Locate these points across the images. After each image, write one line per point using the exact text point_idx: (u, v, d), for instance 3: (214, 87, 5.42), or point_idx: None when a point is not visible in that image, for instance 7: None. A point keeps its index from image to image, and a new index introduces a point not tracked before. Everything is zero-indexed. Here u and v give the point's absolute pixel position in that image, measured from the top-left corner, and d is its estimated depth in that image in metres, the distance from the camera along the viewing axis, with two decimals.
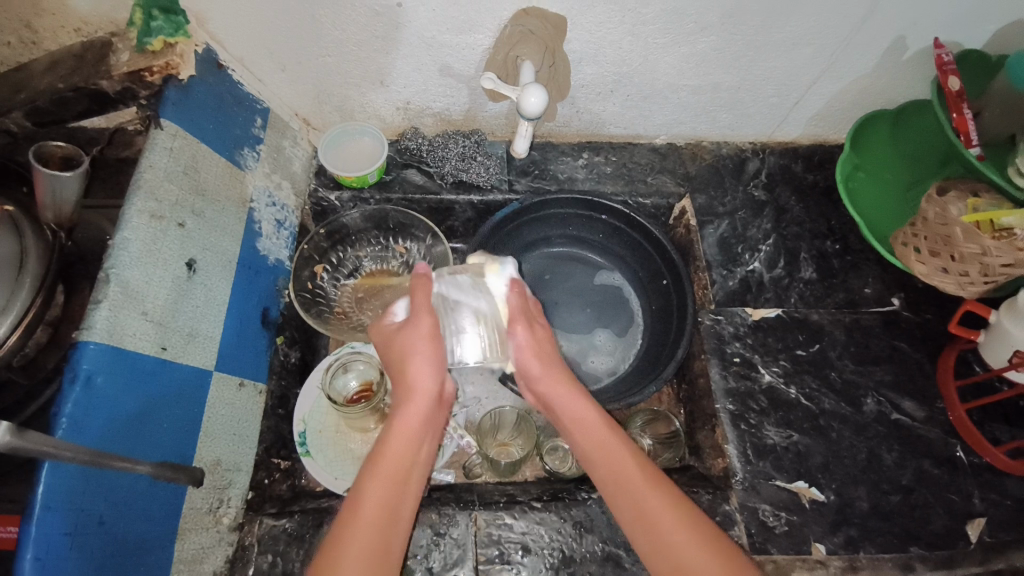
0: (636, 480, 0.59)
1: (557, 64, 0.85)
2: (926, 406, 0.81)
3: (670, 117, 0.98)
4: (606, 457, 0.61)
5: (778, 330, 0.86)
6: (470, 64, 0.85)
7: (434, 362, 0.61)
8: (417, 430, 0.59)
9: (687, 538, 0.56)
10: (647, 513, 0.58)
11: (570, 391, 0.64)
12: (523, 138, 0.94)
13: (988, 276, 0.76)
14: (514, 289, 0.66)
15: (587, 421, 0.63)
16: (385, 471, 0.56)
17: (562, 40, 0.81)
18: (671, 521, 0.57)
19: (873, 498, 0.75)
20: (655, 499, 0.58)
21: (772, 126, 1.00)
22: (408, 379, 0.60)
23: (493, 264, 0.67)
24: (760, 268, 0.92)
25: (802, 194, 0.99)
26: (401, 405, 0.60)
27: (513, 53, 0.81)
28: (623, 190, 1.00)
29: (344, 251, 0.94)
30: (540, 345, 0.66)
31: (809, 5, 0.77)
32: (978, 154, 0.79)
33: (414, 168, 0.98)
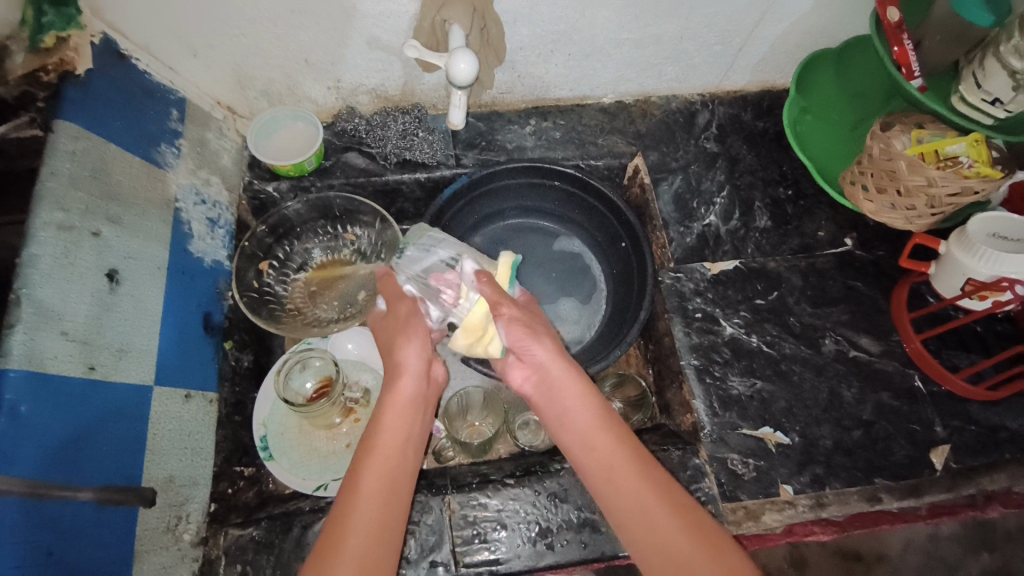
0: (622, 468, 0.59)
1: (488, 26, 0.79)
2: (883, 340, 0.83)
3: (616, 74, 0.95)
4: (592, 442, 0.60)
5: (736, 282, 0.87)
6: (397, 34, 0.80)
7: (421, 355, 0.62)
8: (406, 412, 0.60)
9: (669, 517, 0.56)
10: (625, 494, 0.57)
11: (561, 362, 0.62)
12: (458, 109, 0.85)
13: (935, 208, 0.75)
14: (485, 283, 0.61)
15: (580, 401, 0.62)
16: (378, 453, 0.57)
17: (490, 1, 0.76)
18: (650, 505, 0.57)
19: (836, 435, 0.77)
20: (637, 486, 0.58)
21: (717, 75, 0.98)
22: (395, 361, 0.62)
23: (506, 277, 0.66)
24: (715, 222, 0.92)
25: (753, 142, 0.98)
26: (391, 387, 0.61)
27: (440, 17, 0.74)
28: (574, 154, 0.97)
29: (291, 245, 0.91)
30: (531, 317, 0.64)
31: None
32: (920, 85, 0.77)
33: (355, 150, 0.93)
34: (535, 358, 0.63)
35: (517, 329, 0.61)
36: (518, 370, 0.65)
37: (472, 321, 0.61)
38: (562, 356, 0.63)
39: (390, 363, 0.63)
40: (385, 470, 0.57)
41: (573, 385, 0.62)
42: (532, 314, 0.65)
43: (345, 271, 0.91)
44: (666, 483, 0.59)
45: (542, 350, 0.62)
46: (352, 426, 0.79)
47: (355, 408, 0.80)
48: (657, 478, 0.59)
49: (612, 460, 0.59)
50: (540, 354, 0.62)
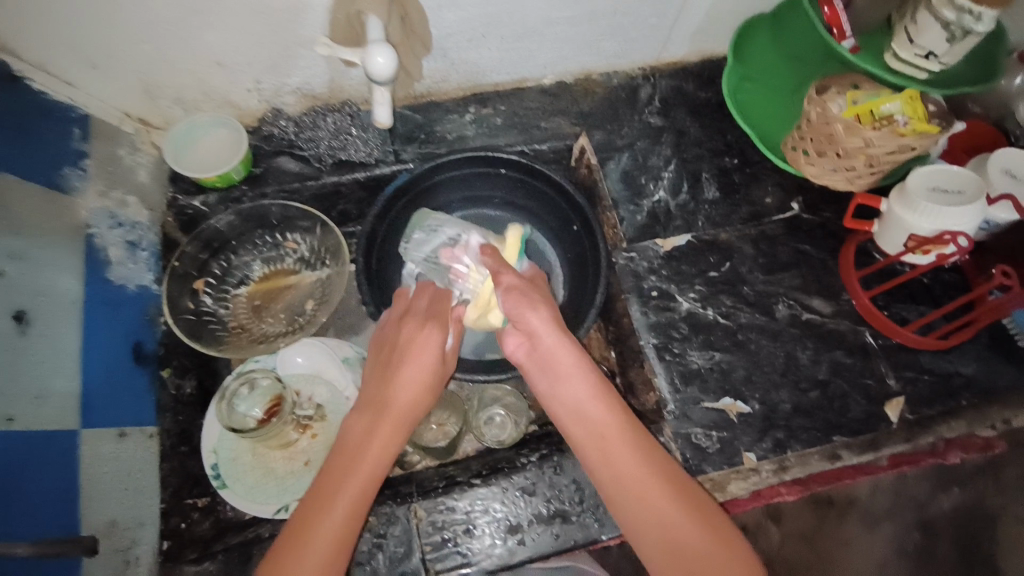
0: (616, 440, 0.62)
1: (409, 13, 0.76)
2: (834, 300, 0.84)
3: (553, 54, 0.92)
4: (591, 419, 0.63)
5: (690, 256, 0.87)
6: (314, 27, 0.75)
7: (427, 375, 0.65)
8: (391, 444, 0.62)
9: (659, 488, 0.60)
10: (620, 468, 0.60)
11: (558, 336, 0.67)
12: (382, 103, 0.73)
13: (874, 168, 0.75)
14: (489, 253, 0.77)
15: (576, 375, 0.65)
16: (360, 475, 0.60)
17: None
18: (643, 479, 0.60)
19: (795, 398, 0.77)
20: (633, 460, 0.60)
21: (656, 47, 0.96)
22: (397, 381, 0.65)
23: (517, 251, 0.81)
24: (664, 197, 0.91)
25: (698, 113, 0.97)
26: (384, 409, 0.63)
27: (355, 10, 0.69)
28: (518, 139, 0.95)
29: (228, 260, 0.89)
30: (531, 293, 0.71)
31: None
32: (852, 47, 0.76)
33: (286, 154, 0.89)
34: (534, 332, 0.67)
35: (518, 299, 0.69)
36: (513, 337, 0.69)
37: (482, 294, 0.78)
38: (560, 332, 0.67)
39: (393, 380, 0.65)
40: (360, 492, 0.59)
41: (570, 360, 0.66)
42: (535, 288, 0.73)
43: (290, 281, 0.91)
44: (661, 461, 0.61)
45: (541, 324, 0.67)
46: (311, 442, 0.76)
47: (312, 424, 0.77)
48: (653, 457, 0.61)
49: (607, 433, 0.62)
50: (537, 326, 0.67)
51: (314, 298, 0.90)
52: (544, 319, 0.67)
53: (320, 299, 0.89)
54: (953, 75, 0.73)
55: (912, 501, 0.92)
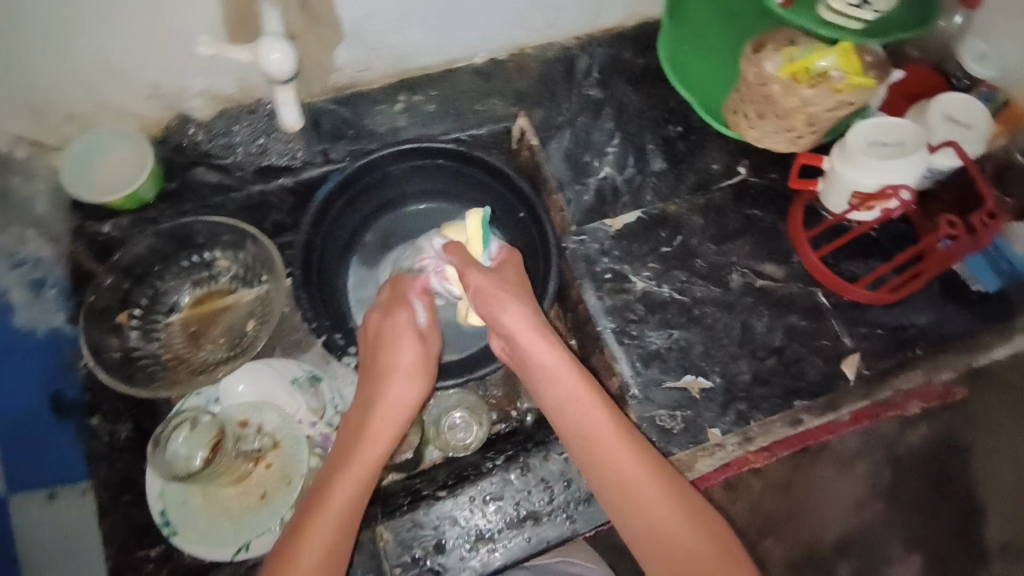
0: (603, 430, 0.65)
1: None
2: (786, 264, 0.83)
3: (480, 31, 0.87)
4: (574, 410, 0.66)
5: (640, 234, 0.85)
6: (207, 21, 0.69)
7: (415, 362, 0.67)
8: (384, 439, 0.64)
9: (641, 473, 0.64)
10: (607, 454, 0.64)
11: (533, 324, 0.69)
12: (287, 105, 0.75)
13: (815, 127, 0.72)
14: (452, 250, 0.73)
15: (564, 376, 0.68)
16: (354, 471, 0.62)
17: None
18: (630, 464, 0.64)
19: (753, 367, 0.77)
20: (619, 447, 0.64)
21: (588, 14, 0.91)
22: (382, 380, 0.66)
23: (479, 242, 0.75)
24: (610, 173, 0.88)
25: (637, 83, 0.93)
26: (373, 407, 0.65)
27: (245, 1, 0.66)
28: (453, 126, 0.90)
29: (154, 287, 0.84)
30: (504, 286, 0.71)
31: None
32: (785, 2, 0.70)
33: (203, 165, 0.82)
34: (514, 334, 0.69)
35: (488, 294, 0.70)
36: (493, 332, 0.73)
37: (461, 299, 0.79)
38: (539, 330, 0.69)
39: (381, 377, 0.67)
40: (358, 489, 0.61)
41: (554, 352, 0.68)
42: (507, 280, 0.72)
43: (227, 301, 0.85)
44: (642, 447, 0.65)
45: (517, 313, 0.69)
46: (265, 473, 0.72)
47: (264, 455, 0.73)
48: (638, 446, 0.65)
49: (598, 431, 0.65)
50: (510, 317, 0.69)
51: (254, 318, 0.84)
52: (520, 315, 0.69)
53: (260, 320, 0.83)
54: (893, 19, 0.68)
55: (880, 439, 0.93)
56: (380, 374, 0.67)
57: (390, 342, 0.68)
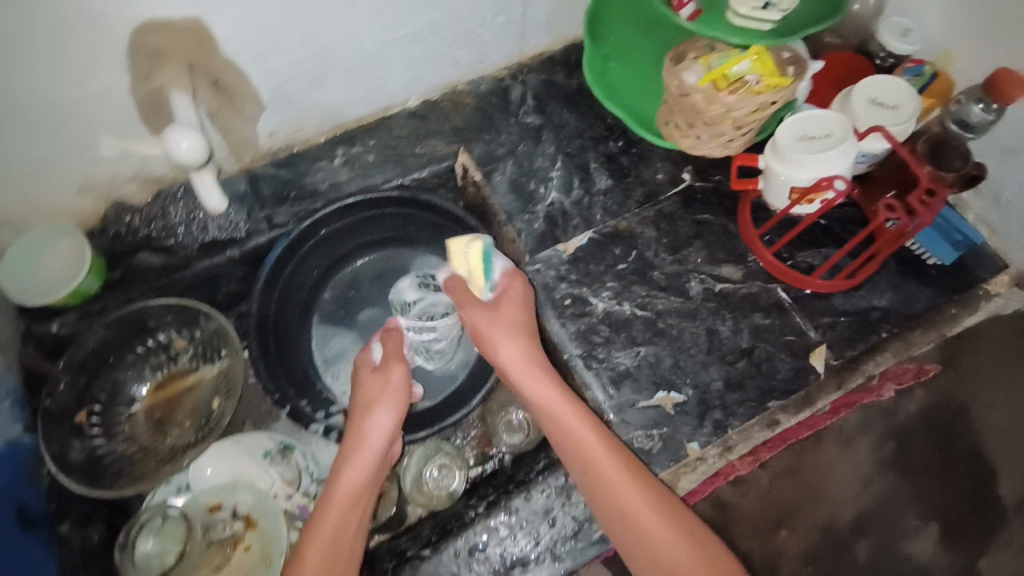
0: (598, 447, 0.66)
1: (224, 76, 0.69)
2: (742, 264, 0.83)
3: (408, 75, 0.86)
4: (569, 435, 0.67)
5: (595, 254, 0.84)
6: (123, 113, 0.68)
7: (398, 388, 0.72)
8: (372, 464, 0.67)
9: (636, 493, 0.63)
10: (603, 473, 0.64)
11: (516, 347, 0.72)
12: (208, 189, 0.70)
13: (743, 129, 0.73)
14: (452, 285, 0.74)
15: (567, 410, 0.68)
16: (344, 497, 0.64)
17: (215, 52, 0.66)
18: (624, 481, 0.64)
19: (724, 374, 0.77)
20: (613, 465, 0.65)
21: (514, 45, 0.92)
22: (368, 413, 0.71)
23: (481, 273, 0.72)
24: (558, 198, 0.88)
25: (573, 103, 0.94)
26: (359, 438, 0.69)
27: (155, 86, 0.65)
28: (394, 174, 0.88)
29: (113, 379, 0.82)
30: (502, 323, 0.72)
31: None
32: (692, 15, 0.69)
33: (145, 249, 0.81)
34: (512, 370, 0.71)
35: (485, 329, 0.72)
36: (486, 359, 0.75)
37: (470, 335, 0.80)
38: (533, 365, 0.71)
39: (366, 409, 0.71)
40: (346, 514, 0.63)
41: (544, 378, 0.70)
42: (501, 316, 0.73)
43: (190, 381, 0.84)
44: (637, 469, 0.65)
45: (500, 339, 0.72)
46: (245, 556, 0.70)
47: (242, 537, 0.70)
48: (633, 467, 0.65)
49: (605, 464, 0.64)
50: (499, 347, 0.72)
51: (219, 394, 0.83)
52: (515, 352, 0.71)
53: (225, 396, 0.82)
54: (805, 10, 0.69)
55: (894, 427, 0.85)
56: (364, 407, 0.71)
57: (375, 378, 0.73)
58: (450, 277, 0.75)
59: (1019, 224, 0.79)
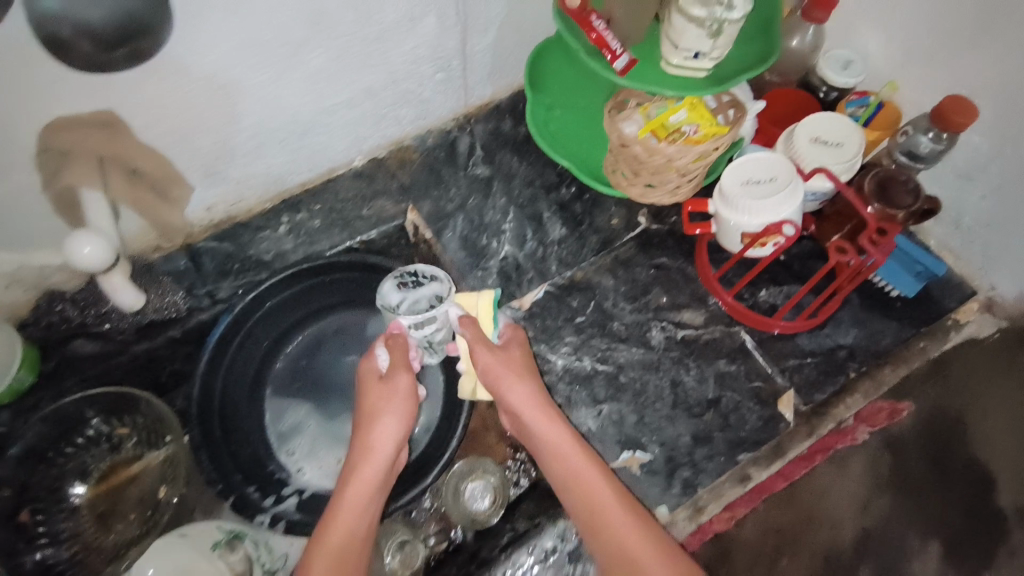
0: (598, 483, 0.63)
1: (141, 166, 0.66)
2: (703, 308, 0.80)
3: (349, 138, 0.83)
4: (570, 470, 0.65)
5: (551, 308, 0.81)
6: (34, 212, 0.64)
7: (404, 406, 0.67)
8: (370, 493, 0.64)
9: (635, 533, 0.61)
10: (603, 513, 0.62)
11: (524, 384, 0.68)
12: (125, 288, 0.74)
13: (688, 176, 0.71)
14: (468, 324, 0.69)
15: (577, 456, 0.65)
16: (342, 528, 0.62)
17: (128, 142, 0.63)
18: (624, 521, 0.61)
19: (692, 428, 0.73)
20: (614, 504, 0.62)
21: (458, 98, 0.89)
22: (371, 437, 0.66)
23: (489, 323, 0.72)
24: (511, 251, 0.85)
25: (522, 151, 0.92)
26: (360, 463, 0.65)
27: (63, 184, 0.62)
28: (340, 238, 0.86)
29: (51, 472, 0.78)
30: (514, 364, 0.69)
31: None
32: (624, 66, 0.66)
33: (81, 336, 0.78)
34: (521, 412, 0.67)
35: (496, 371, 0.69)
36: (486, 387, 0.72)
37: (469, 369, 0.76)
38: (544, 407, 0.67)
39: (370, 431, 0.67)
40: (342, 551, 0.60)
41: (549, 414, 0.67)
42: (510, 357, 0.70)
43: (134, 469, 0.79)
44: (636, 509, 0.63)
45: (506, 374, 0.68)
46: None
47: None
48: (633, 508, 0.63)
49: (610, 509, 0.62)
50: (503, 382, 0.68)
51: (166, 483, 0.79)
52: (527, 394, 0.67)
53: (173, 486, 0.78)
54: (737, 54, 0.67)
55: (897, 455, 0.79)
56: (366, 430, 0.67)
57: (377, 393, 0.68)
58: (463, 315, 0.70)
59: (980, 250, 0.76)
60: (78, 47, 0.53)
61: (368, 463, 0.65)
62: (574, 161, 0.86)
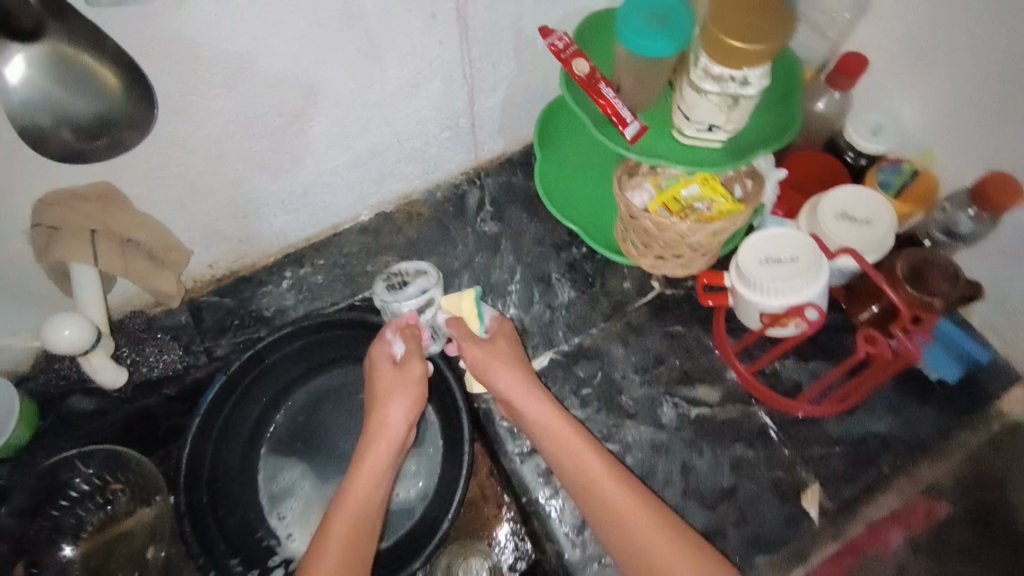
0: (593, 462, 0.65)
1: (136, 238, 0.65)
2: (720, 384, 0.75)
3: (353, 195, 0.81)
4: (565, 450, 0.66)
5: (556, 378, 0.77)
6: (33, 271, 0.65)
7: (409, 390, 0.69)
8: (381, 469, 0.67)
9: (631, 505, 0.63)
10: (599, 488, 0.64)
11: (513, 369, 0.70)
12: (107, 368, 0.73)
13: (702, 250, 0.66)
14: (453, 323, 0.72)
15: (571, 435, 0.67)
16: (356, 506, 0.64)
17: (126, 210, 0.63)
18: (620, 494, 0.63)
19: (704, 521, 0.67)
20: (609, 479, 0.64)
21: (467, 153, 0.87)
22: (382, 419, 0.68)
23: (475, 318, 0.75)
24: (516, 314, 0.81)
25: (532, 207, 0.88)
26: (371, 443, 0.68)
27: (53, 259, 0.62)
28: (343, 295, 0.84)
29: (42, 526, 0.75)
30: (501, 355, 0.71)
31: (385, 53, 0.64)
32: (633, 135, 0.63)
33: (79, 392, 0.78)
34: (512, 398, 0.69)
35: (484, 360, 0.71)
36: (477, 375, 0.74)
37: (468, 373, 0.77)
38: (532, 392, 0.69)
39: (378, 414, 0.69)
40: (356, 525, 0.63)
41: (539, 397, 0.69)
42: (499, 349, 0.72)
43: (127, 524, 0.77)
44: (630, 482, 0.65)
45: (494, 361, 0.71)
46: None
47: None
48: (628, 482, 0.65)
49: (606, 484, 0.64)
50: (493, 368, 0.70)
51: (158, 542, 0.76)
52: (515, 380, 0.69)
53: (165, 545, 0.76)
54: (755, 121, 0.64)
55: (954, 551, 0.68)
56: (374, 414, 0.69)
57: (382, 379, 0.70)
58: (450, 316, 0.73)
59: None
60: (56, 136, 0.46)
61: (377, 444, 0.68)
62: (581, 224, 0.83)
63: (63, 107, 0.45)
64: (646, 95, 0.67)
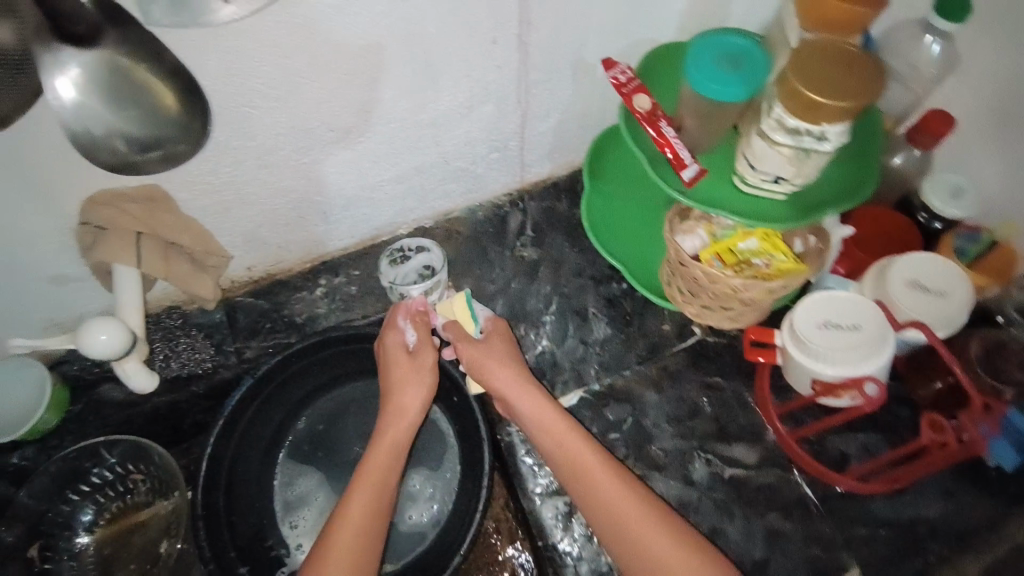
0: (594, 462, 0.63)
1: (179, 241, 0.66)
2: (759, 445, 0.70)
3: (394, 209, 0.80)
4: (566, 449, 0.65)
5: (584, 418, 0.74)
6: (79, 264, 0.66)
7: (421, 377, 0.70)
8: (394, 451, 0.67)
9: (634, 505, 0.61)
10: (601, 488, 0.62)
11: (508, 366, 0.69)
12: (136, 372, 0.73)
13: (754, 306, 0.63)
14: (451, 325, 0.73)
15: (568, 432, 0.65)
16: (369, 486, 0.65)
17: (171, 211, 0.64)
18: (624, 495, 0.61)
19: None
20: (611, 479, 0.62)
21: (512, 174, 0.84)
22: (396, 403, 0.69)
23: (469, 320, 0.75)
24: (548, 346, 0.79)
25: (574, 236, 0.85)
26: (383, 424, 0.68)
27: (96, 259, 0.63)
28: (374, 308, 0.83)
29: (64, 509, 0.77)
30: (495, 353, 0.71)
31: (441, 75, 0.63)
32: (692, 178, 0.60)
33: (110, 381, 0.78)
34: (506, 394, 0.68)
35: (479, 358, 0.70)
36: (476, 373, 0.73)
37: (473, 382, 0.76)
38: (526, 388, 0.68)
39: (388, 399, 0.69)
40: (371, 505, 0.63)
41: (537, 394, 0.68)
42: (497, 350, 0.71)
43: (144, 515, 0.78)
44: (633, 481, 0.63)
45: (492, 357, 0.70)
46: None
47: None
48: (631, 483, 0.63)
49: (605, 483, 0.62)
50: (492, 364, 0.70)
51: (171, 537, 0.77)
52: (511, 377, 0.69)
53: (178, 540, 0.77)
54: (823, 177, 0.60)
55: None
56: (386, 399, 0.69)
57: (388, 367, 0.70)
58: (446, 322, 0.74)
59: None
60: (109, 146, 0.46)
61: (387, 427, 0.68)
62: (624, 260, 0.81)
63: (119, 119, 0.45)
64: (706, 139, 0.65)
